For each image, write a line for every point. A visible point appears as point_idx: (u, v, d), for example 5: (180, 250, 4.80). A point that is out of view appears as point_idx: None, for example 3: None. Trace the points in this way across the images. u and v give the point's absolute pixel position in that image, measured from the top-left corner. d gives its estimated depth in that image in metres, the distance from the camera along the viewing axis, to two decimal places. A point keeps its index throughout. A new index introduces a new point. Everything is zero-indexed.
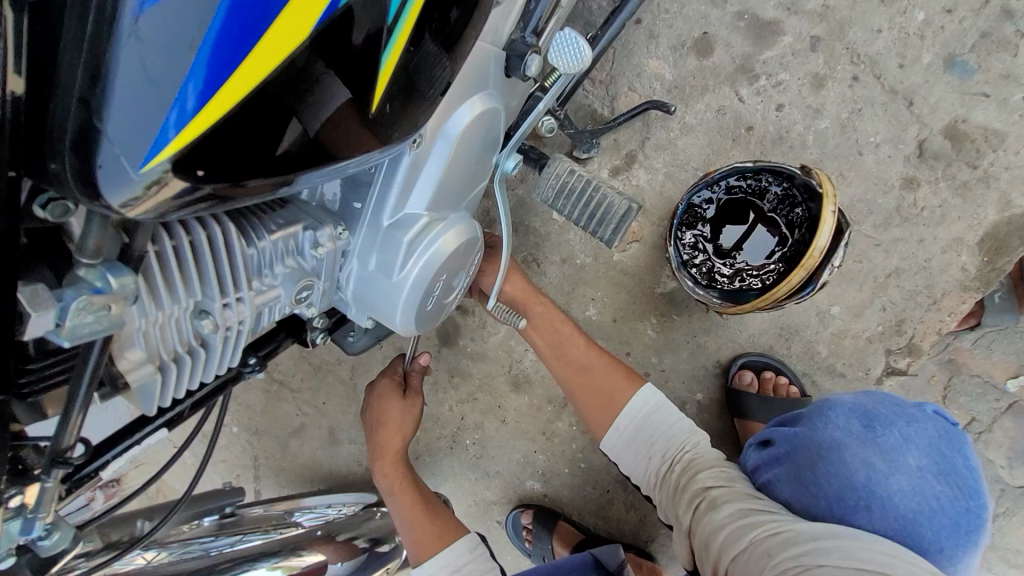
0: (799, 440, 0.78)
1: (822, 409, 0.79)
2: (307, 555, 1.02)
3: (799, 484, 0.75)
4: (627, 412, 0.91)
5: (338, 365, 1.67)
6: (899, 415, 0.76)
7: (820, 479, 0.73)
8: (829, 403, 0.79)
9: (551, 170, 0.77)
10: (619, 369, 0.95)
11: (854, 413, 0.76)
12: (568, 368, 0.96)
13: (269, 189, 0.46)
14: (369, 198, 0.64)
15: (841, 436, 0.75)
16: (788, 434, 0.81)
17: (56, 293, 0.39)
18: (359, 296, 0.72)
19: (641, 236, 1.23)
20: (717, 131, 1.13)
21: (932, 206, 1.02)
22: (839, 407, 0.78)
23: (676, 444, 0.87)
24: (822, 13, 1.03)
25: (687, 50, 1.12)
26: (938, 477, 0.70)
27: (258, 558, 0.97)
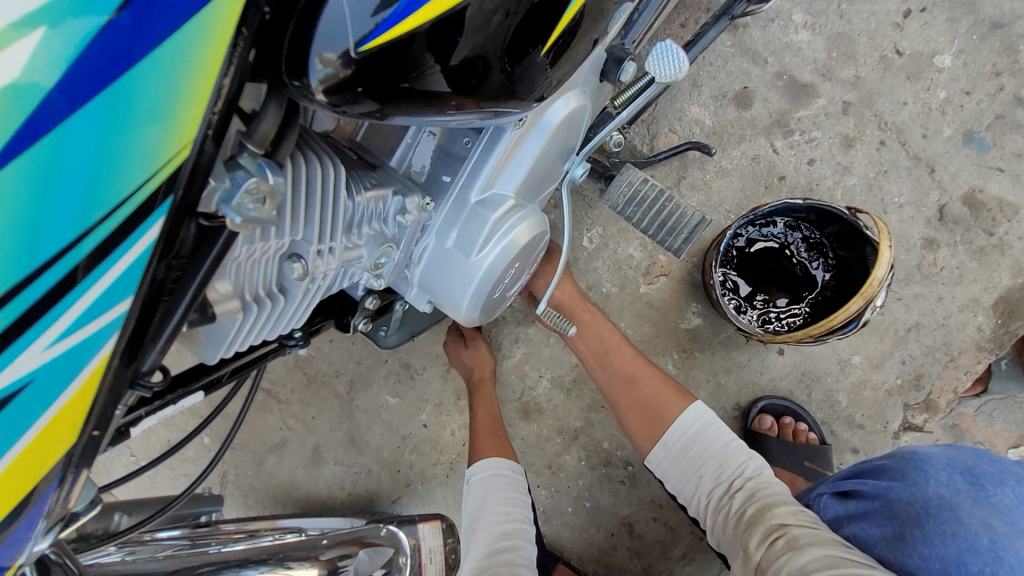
0: (895, 497, 0.70)
1: (916, 461, 0.71)
2: (296, 568, 0.83)
3: (899, 544, 0.66)
4: (677, 427, 0.88)
5: (335, 378, 1.55)
6: (1008, 473, 0.68)
7: (932, 540, 0.64)
8: (919, 455, 0.72)
9: (624, 178, 0.79)
10: (668, 384, 0.95)
11: (955, 466, 0.68)
12: (614, 377, 0.98)
13: (426, 105, 0.46)
14: (462, 173, 0.64)
15: (948, 493, 0.66)
16: (877, 488, 0.73)
17: (226, 172, 0.39)
18: (426, 275, 0.70)
19: (668, 270, 1.26)
20: (751, 177, 1.18)
21: (951, 266, 1.09)
22: (935, 460, 0.70)
23: (732, 468, 0.82)
24: (854, 83, 1.13)
25: (728, 101, 1.18)
26: None
27: (244, 565, 0.81)
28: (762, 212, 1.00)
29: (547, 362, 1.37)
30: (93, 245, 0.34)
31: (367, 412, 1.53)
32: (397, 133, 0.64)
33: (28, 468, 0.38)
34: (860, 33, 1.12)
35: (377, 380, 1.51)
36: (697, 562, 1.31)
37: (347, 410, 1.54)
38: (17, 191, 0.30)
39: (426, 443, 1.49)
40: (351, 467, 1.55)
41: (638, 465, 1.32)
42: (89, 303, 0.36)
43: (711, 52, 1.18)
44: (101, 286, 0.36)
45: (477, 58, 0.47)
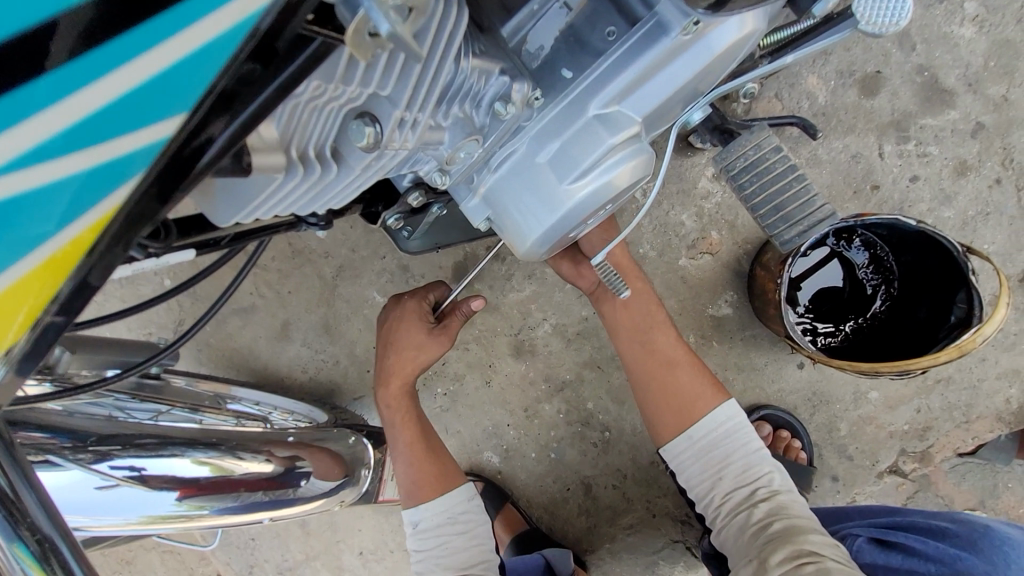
0: (972, 564, 0.74)
1: (993, 539, 0.77)
2: (250, 462, 0.74)
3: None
4: (705, 423, 0.83)
5: (323, 258, 1.41)
6: None
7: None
8: (999, 533, 0.78)
9: (750, 139, 0.64)
10: (705, 377, 0.87)
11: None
12: (650, 360, 0.87)
13: None
14: (590, 72, 0.49)
15: None
16: (946, 552, 0.76)
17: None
18: (497, 188, 0.55)
19: (716, 249, 1.14)
20: (843, 176, 1.04)
21: (1009, 331, 1.02)
22: None
23: (753, 476, 0.80)
24: (996, 104, 0.99)
25: (853, 81, 1.02)
26: None
27: (193, 444, 0.70)
28: (867, 220, 0.87)
29: (555, 307, 1.26)
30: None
31: (350, 303, 1.42)
32: None
33: (32, 269, 0.32)
34: None
35: (368, 274, 1.39)
36: (640, 535, 1.27)
37: (328, 295, 1.43)
38: None
39: None
40: (317, 353, 1.46)
41: (616, 432, 1.27)
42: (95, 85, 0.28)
43: None
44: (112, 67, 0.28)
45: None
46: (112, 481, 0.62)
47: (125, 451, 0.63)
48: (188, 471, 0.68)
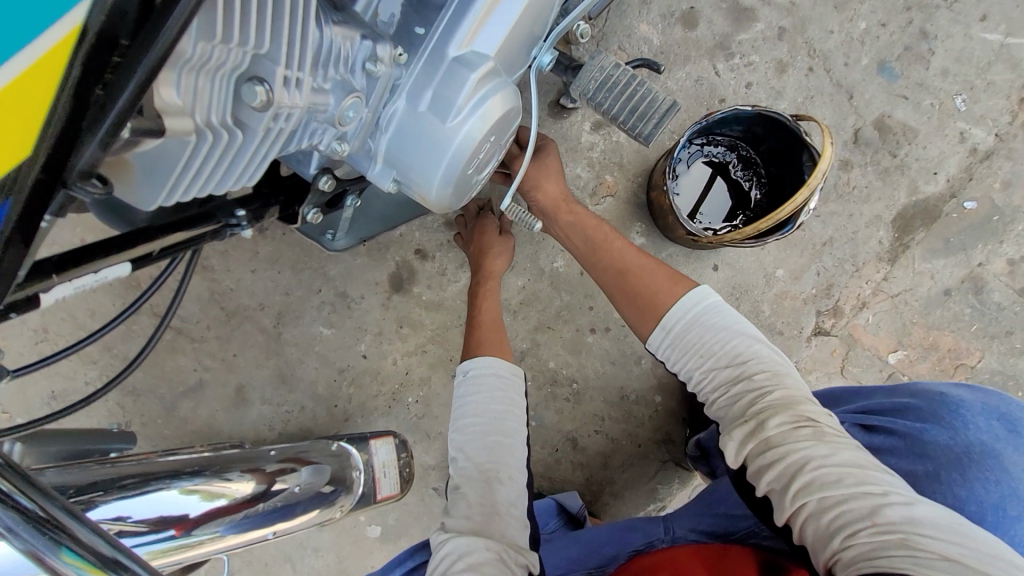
0: (935, 437, 0.83)
1: (952, 399, 0.88)
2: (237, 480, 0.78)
3: (932, 481, 0.79)
4: (677, 310, 0.89)
5: (259, 312, 1.42)
6: (1004, 420, 0.86)
7: (979, 470, 0.79)
8: (975, 400, 0.88)
9: (595, 64, 0.76)
10: (666, 274, 0.96)
11: (993, 414, 0.86)
12: (619, 280, 0.98)
13: None
14: (438, 24, 0.58)
15: (988, 439, 0.82)
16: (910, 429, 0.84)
17: None
18: (392, 145, 0.64)
19: (615, 190, 1.27)
20: (694, 98, 1.22)
21: (861, 186, 1.20)
22: (973, 408, 0.86)
23: (739, 351, 0.82)
24: (788, 9, 1.19)
25: (675, 20, 1.20)
26: None
27: (175, 476, 0.72)
28: (712, 118, 1.03)
29: None
30: None
31: (298, 346, 1.42)
32: None
33: None
34: None
35: (311, 312, 1.41)
36: (633, 470, 1.35)
37: (275, 345, 1.43)
38: None
39: (365, 375, 1.40)
40: (280, 406, 1.44)
41: (583, 382, 1.33)
42: None
43: None
44: None
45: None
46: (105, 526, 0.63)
47: (107, 495, 0.64)
48: (179, 501, 0.70)
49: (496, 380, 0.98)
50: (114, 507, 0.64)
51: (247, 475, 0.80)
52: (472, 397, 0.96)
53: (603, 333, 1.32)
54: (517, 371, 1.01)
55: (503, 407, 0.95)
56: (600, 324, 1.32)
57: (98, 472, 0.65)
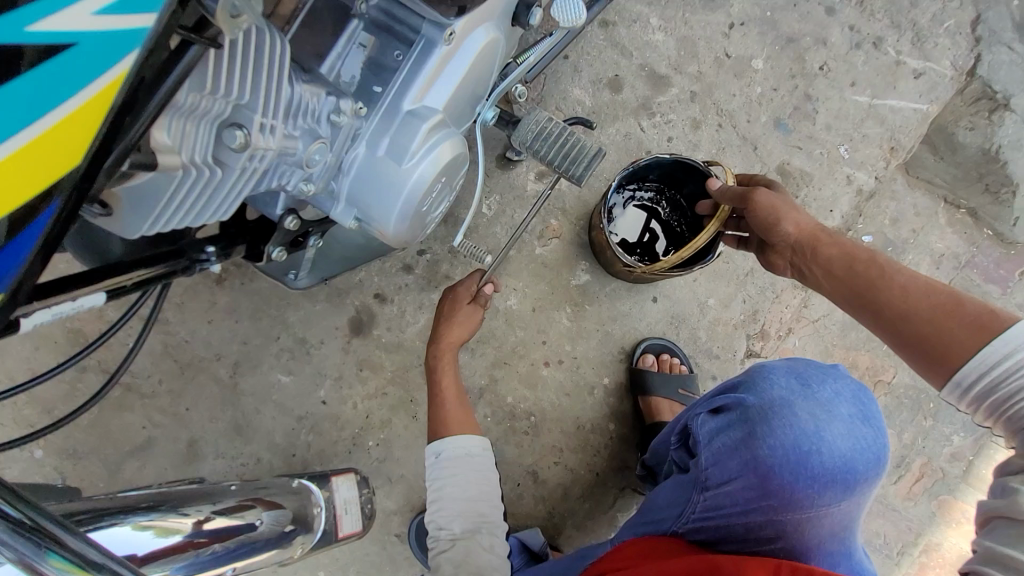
0: (750, 405, 0.85)
1: (764, 374, 0.89)
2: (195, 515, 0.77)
3: (751, 442, 0.83)
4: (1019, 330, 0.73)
5: (215, 362, 1.42)
6: (823, 373, 0.89)
7: (775, 431, 0.82)
8: (769, 374, 0.88)
9: (532, 118, 0.88)
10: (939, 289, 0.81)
11: (791, 373, 0.88)
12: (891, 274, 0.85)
13: None
14: (393, 83, 0.68)
15: (787, 394, 0.85)
16: (735, 400, 0.88)
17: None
18: (354, 186, 0.72)
19: (560, 233, 1.39)
20: (624, 151, 1.38)
21: None
22: (776, 369, 0.89)
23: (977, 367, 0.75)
24: (697, 77, 1.39)
25: (603, 85, 1.38)
26: (865, 422, 0.84)
27: (129, 510, 0.71)
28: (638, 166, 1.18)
29: None
30: None
31: (256, 395, 1.41)
32: (327, 43, 0.67)
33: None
34: (699, 37, 1.39)
35: (269, 360, 1.41)
36: (594, 500, 1.39)
37: (231, 396, 1.41)
38: None
39: (325, 421, 1.40)
40: (235, 460, 1.41)
41: (540, 414, 1.38)
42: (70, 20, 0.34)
43: (587, 43, 1.37)
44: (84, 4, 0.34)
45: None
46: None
47: None
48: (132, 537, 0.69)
49: (467, 459, 1.03)
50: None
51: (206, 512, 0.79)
52: (447, 480, 1.02)
53: (557, 365, 1.39)
54: (487, 442, 1.06)
55: (477, 485, 1.02)
56: (553, 358, 1.39)
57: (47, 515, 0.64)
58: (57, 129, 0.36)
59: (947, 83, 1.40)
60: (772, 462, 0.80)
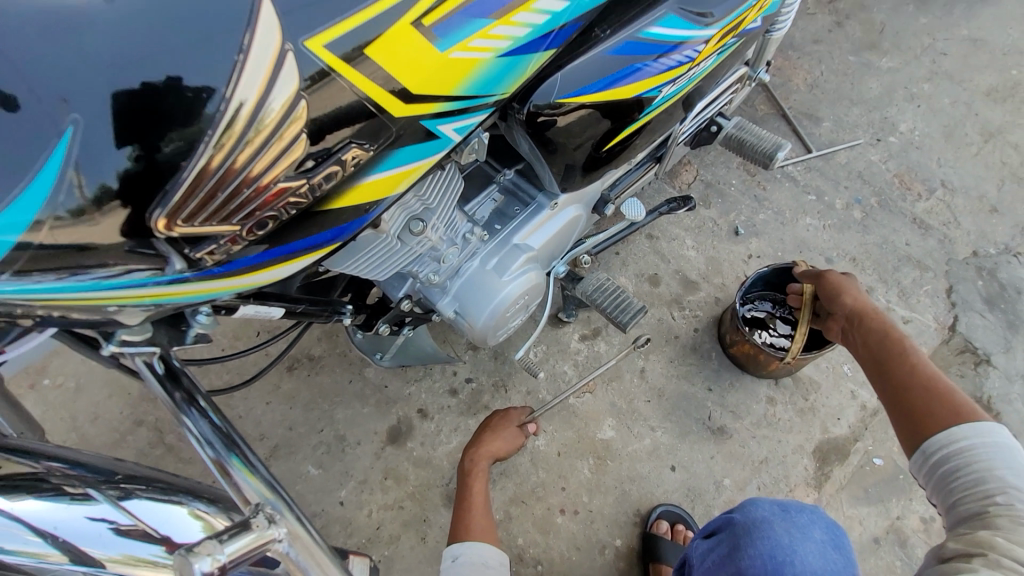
0: (736, 522, 1.01)
1: (755, 509, 1.01)
2: None
3: (733, 552, 0.98)
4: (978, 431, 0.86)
5: (256, 441, 1.52)
6: (803, 506, 1.02)
7: (755, 543, 0.95)
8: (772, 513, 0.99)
9: (594, 277, 1.17)
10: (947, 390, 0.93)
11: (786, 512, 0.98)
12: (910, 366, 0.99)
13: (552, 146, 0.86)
14: (509, 226, 0.99)
15: (769, 514, 0.99)
16: (726, 522, 1.05)
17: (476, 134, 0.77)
18: (463, 286, 0.98)
19: (593, 388, 1.57)
20: (657, 332, 1.63)
21: (784, 418, 1.52)
22: (764, 500, 1.03)
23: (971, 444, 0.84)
24: (721, 287, 1.71)
25: (645, 279, 1.71)
26: (835, 549, 0.95)
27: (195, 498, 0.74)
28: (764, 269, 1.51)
29: None
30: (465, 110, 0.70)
31: (281, 482, 1.47)
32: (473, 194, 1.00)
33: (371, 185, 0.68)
34: (724, 258, 1.75)
35: (306, 449, 1.51)
36: None
37: None
38: (487, 71, 0.68)
39: (336, 523, 1.42)
40: None
41: (547, 564, 1.36)
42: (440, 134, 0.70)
43: (635, 247, 1.75)
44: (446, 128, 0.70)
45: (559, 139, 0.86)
46: (130, 523, 0.68)
47: (143, 490, 0.71)
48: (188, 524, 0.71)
49: (485, 567, 1.13)
50: (142, 506, 0.69)
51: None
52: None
53: (572, 515, 1.42)
54: (506, 559, 1.17)
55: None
56: (569, 506, 1.43)
57: (143, 473, 0.74)
58: (401, 174, 0.70)
59: (933, 331, 1.65)
60: (745, 566, 0.93)
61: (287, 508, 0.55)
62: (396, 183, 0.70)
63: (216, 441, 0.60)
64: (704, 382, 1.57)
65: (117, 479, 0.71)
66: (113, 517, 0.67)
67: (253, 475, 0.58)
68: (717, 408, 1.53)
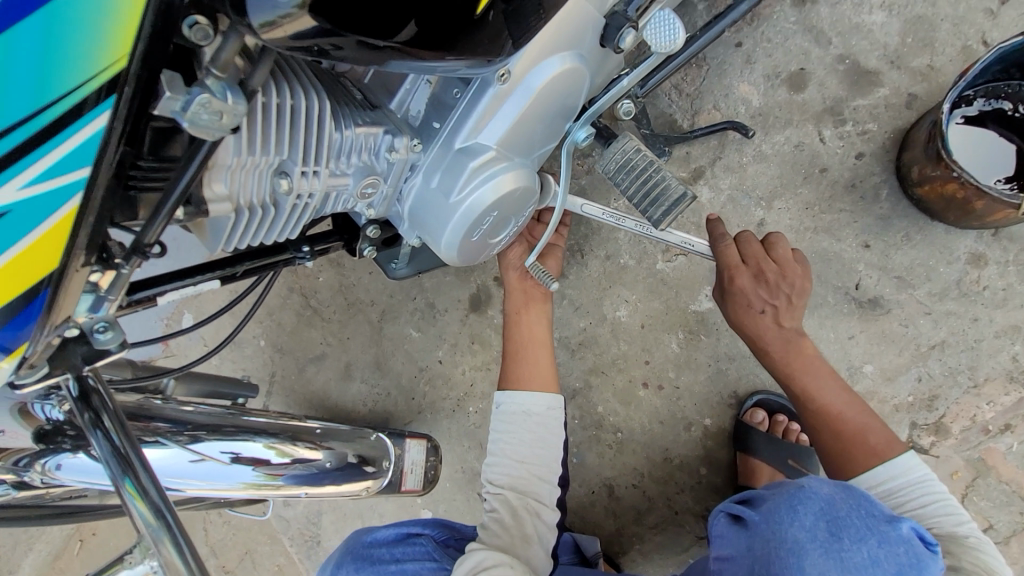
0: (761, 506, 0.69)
1: (801, 481, 0.69)
2: (303, 447, 1.03)
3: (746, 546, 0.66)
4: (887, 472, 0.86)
5: (370, 307, 1.71)
6: (871, 528, 0.62)
7: (777, 532, 0.64)
8: (805, 489, 0.66)
9: (619, 145, 0.80)
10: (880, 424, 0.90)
11: (824, 514, 0.63)
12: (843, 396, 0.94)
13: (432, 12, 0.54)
14: (449, 120, 0.70)
15: (805, 492, 0.66)
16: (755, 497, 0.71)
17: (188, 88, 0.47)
18: (413, 212, 0.77)
19: (688, 249, 1.25)
20: (791, 165, 1.13)
21: (996, 287, 1.00)
22: (811, 491, 0.66)
23: (951, 517, 0.81)
24: (924, 73, 1.03)
25: (781, 81, 1.13)
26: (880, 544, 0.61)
27: (259, 433, 1.00)
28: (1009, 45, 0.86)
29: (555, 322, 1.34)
30: (52, 120, 0.42)
31: (393, 341, 1.67)
32: (398, 79, 0.71)
33: (48, 236, 0.47)
34: (942, 19, 1.02)
35: (407, 315, 1.64)
36: (667, 534, 1.30)
37: (377, 337, 1.70)
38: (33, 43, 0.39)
39: (439, 378, 1.60)
40: (376, 388, 1.72)
41: (627, 433, 1.32)
42: (58, 160, 0.44)
43: (771, 27, 1.13)
44: (64, 153, 0.44)
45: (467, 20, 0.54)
46: (199, 456, 0.93)
47: (210, 434, 0.95)
48: (261, 451, 0.98)
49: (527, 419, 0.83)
50: (209, 445, 0.94)
51: (309, 443, 1.04)
52: (501, 434, 0.83)
53: (655, 389, 1.29)
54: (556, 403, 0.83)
55: (533, 447, 0.81)
56: (653, 380, 1.29)
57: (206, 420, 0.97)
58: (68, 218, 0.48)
59: None
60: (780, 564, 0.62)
61: (160, 535, 0.57)
62: (64, 238, 0.49)
63: (114, 463, 0.62)
64: (859, 237, 1.09)
65: (189, 429, 0.94)
66: (191, 453, 0.92)
67: (142, 507, 0.59)
68: (872, 274, 1.08)
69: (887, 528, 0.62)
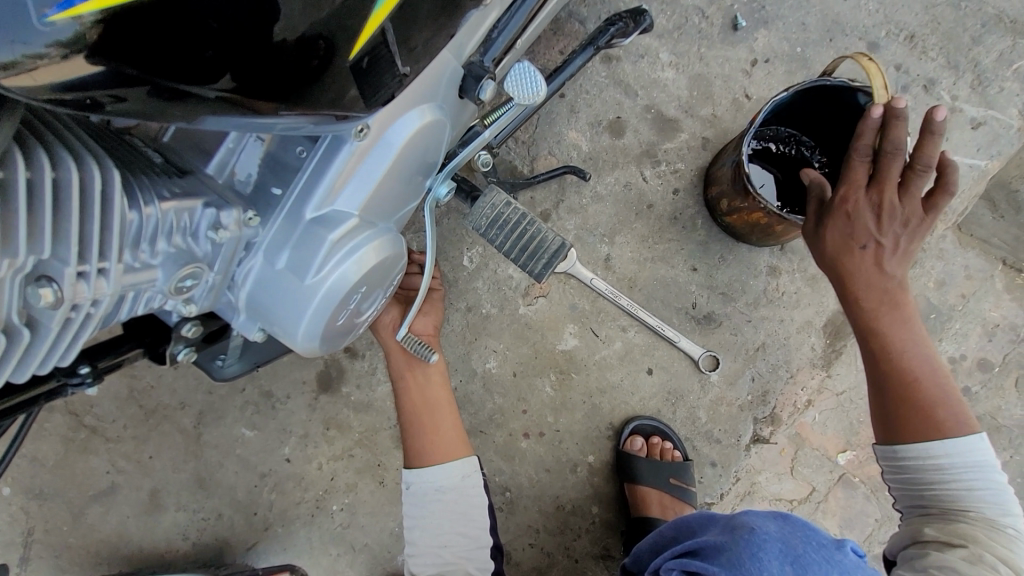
0: (721, 550, 0.66)
1: (750, 522, 0.69)
2: None
3: None
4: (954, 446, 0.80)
5: (179, 411, 1.35)
6: (829, 562, 0.63)
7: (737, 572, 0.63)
8: (759, 533, 0.66)
9: (489, 197, 0.74)
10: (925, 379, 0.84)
11: (787, 557, 0.63)
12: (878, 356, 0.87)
13: (254, 66, 0.42)
14: (294, 186, 0.57)
15: (765, 536, 0.65)
16: (706, 545, 0.70)
17: None
18: (254, 300, 0.61)
19: (547, 291, 1.25)
20: (624, 203, 1.23)
21: (791, 292, 1.21)
22: (768, 538, 0.65)
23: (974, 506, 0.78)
24: (712, 120, 1.21)
25: (603, 128, 1.23)
26: None
27: None
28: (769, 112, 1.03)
29: None
30: None
31: (219, 447, 1.34)
32: (215, 137, 0.56)
33: None
34: (715, 76, 1.21)
35: (236, 411, 1.34)
36: None
37: (195, 446, 1.35)
38: None
39: (289, 479, 1.32)
40: (199, 513, 1.35)
41: (516, 490, 1.25)
42: None
43: (587, 81, 1.22)
44: None
45: (316, 40, 0.44)
46: None
47: None
48: None
49: (437, 495, 0.96)
50: None
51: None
52: (417, 517, 0.96)
53: (538, 437, 1.26)
54: (468, 464, 0.98)
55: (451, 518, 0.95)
56: (534, 428, 1.26)
57: None
58: None
59: (1015, 133, 1.23)
60: None
61: None
62: None
63: None
64: (688, 263, 1.22)
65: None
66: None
67: None
68: (703, 293, 1.22)
69: (841, 556, 0.65)
